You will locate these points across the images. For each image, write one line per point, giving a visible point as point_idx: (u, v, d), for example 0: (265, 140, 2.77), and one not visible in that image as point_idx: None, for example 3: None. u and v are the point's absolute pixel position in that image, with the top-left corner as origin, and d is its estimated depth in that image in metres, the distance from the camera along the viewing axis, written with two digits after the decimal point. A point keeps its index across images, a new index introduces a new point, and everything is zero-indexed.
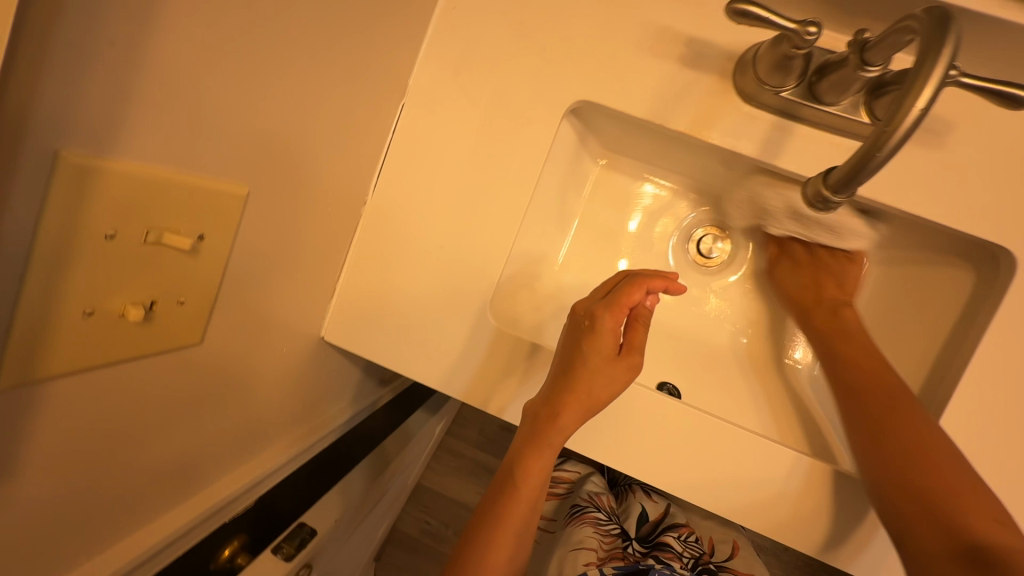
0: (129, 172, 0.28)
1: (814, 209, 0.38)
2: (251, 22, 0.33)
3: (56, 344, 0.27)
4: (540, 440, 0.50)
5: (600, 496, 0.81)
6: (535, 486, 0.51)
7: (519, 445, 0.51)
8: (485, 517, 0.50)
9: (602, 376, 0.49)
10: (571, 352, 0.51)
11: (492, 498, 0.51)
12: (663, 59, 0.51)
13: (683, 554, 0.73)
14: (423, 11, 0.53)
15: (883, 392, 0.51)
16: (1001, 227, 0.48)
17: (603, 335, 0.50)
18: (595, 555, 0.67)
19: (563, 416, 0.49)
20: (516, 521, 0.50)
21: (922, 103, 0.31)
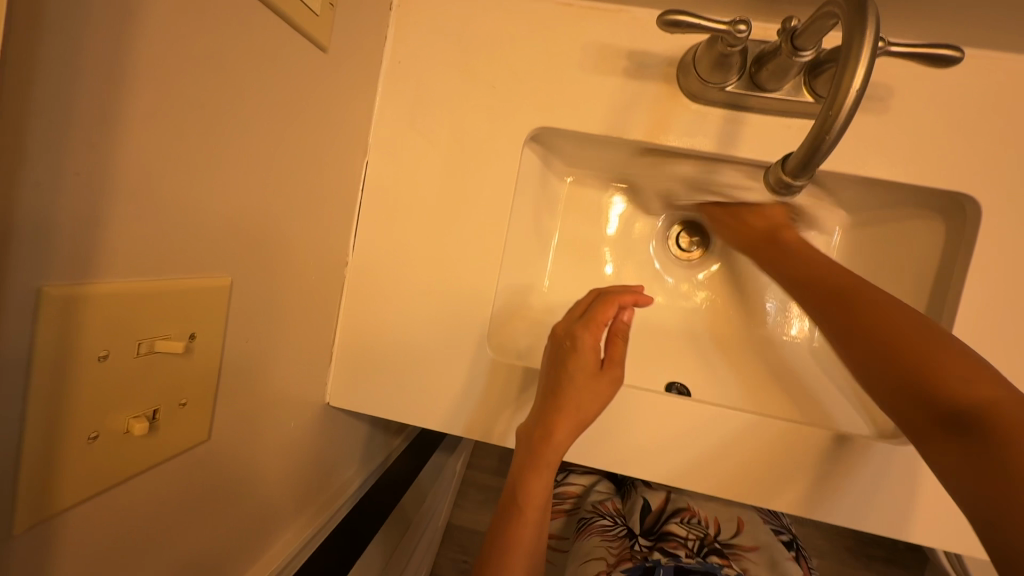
0: (111, 289, 0.28)
1: (778, 195, 0.39)
2: (209, 120, 0.33)
3: (65, 474, 0.27)
4: (537, 462, 0.50)
5: (604, 503, 0.83)
6: (538, 508, 0.51)
7: (518, 470, 0.52)
8: (495, 548, 0.50)
9: (588, 391, 0.50)
10: (555, 373, 0.52)
11: (498, 528, 0.52)
12: (610, 75, 0.52)
13: (688, 539, 0.75)
14: (371, 71, 0.54)
15: (908, 318, 0.45)
16: (959, 176, 0.49)
17: (585, 353, 0.51)
18: (606, 562, 0.70)
19: (557, 435, 0.50)
20: (524, 548, 0.50)
21: (858, 82, 0.32)
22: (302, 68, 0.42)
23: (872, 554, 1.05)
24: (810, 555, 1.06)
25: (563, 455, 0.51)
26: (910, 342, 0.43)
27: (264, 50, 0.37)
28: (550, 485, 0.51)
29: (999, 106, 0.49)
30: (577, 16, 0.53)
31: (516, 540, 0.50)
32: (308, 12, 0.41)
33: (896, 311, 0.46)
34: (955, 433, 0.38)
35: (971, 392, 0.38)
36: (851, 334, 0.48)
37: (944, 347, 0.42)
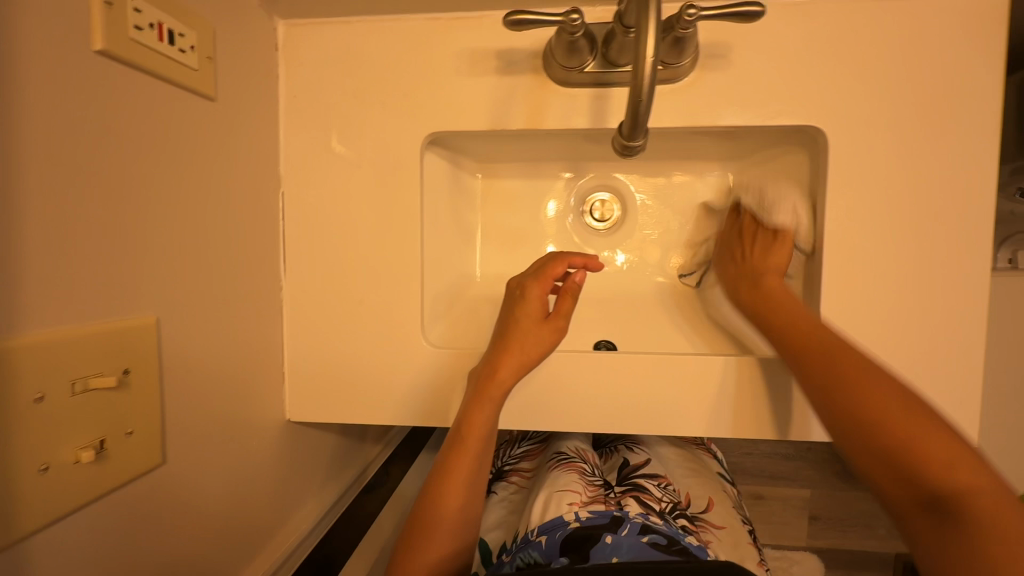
0: (37, 339, 0.32)
1: (626, 156, 0.46)
2: (107, 181, 0.38)
3: (24, 504, 0.31)
4: (480, 395, 0.57)
5: (586, 451, 0.81)
6: (480, 438, 0.58)
7: (465, 403, 0.58)
8: (443, 467, 0.58)
9: (533, 335, 0.59)
10: (509, 321, 0.61)
11: (447, 452, 0.59)
12: (485, 76, 0.57)
13: (662, 499, 0.72)
14: (268, 108, 0.59)
15: (848, 355, 0.52)
16: (804, 111, 0.55)
17: (532, 301, 0.60)
18: (579, 497, 0.64)
19: (501, 372, 0.57)
20: (465, 469, 0.57)
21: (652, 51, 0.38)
22: (194, 121, 0.47)
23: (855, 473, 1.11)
24: (800, 484, 1.13)
25: (504, 392, 0.57)
26: (920, 416, 0.48)
27: (148, 111, 0.42)
28: (491, 418, 0.58)
29: (828, 44, 0.55)
30: (445, 28, 0.58)
31: (458, 460, 0.58)
32: (188, 71, 0.45)
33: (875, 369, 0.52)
34: (926, 510, 0.46)
35: (894, 416, 0.49)
36: (792, 354, 0.55)
37: (915, 421, 0.48)
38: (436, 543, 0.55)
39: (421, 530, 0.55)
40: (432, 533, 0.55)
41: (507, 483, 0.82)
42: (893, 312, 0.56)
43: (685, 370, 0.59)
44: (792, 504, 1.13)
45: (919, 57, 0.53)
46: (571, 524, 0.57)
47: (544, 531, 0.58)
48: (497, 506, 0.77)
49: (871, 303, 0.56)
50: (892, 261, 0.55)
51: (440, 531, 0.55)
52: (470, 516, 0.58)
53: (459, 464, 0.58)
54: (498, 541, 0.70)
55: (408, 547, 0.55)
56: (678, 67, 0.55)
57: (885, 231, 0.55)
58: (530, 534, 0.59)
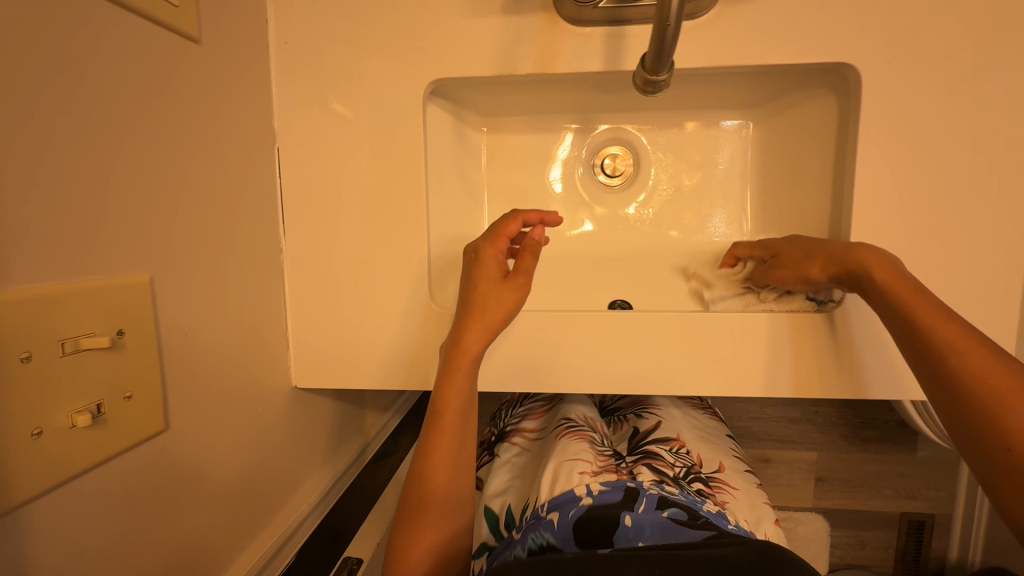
0: (22, 296, 0.30)
1: (647, 94, 0.43)
2: (85, 129, 0.35)
3: (17, 470, 0.29)
4: (451, 367, 0.55)
5: (594, 419, 0.79)
6: (456, 413, 0.56)
7: (439, 378, 0.56)
8: (422, 450, 0.56)
9: (494, 297, 0.55)
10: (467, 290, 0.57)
11: (425, 436, 0.57)
12: (490, 15, 0.53)
13: (674, 464, 0.71)
14: (258, 55, 0.55)
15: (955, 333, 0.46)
16: (835, 48, 0.52)
17: (486, 262, 0.56)
18: (592, 466, 0.62)
19: (467, 342, 0.54)
20: (445, 450, 0.55)
21: None
22: (179, 66, 0.43)
23: (864, 435, 1.10)
24: (807, 447, 1.12)
25: (475, 361, 0.55)
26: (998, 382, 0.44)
27: (124, 49, 0.38)
28: (466, 390, 0.56)
29: None
30: None
31: (438, 439, 0.56)
32: (166, 8, 0.41)
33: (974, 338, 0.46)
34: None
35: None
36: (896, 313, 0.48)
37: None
38: (427, 533, 0.53)
39: (409, 522, 0.54)
40: (421, 523, 0.53)
41: (510, 446, 0.80)
42: (924, 264, 0.53)
43: (703, 327, 0.57)
44: (799, 467, 1.13)
45: None
46: (583, 500, 0.55)
47: (555, 507, 0.56)
48: (499, 471, 0.75)
49: (901, 254, 0.53)
50: (925, 208, 0.52)
51: (428, 523, 0.53)
52: (461, 496, 0.56)
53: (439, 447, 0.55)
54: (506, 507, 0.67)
55: (398, 542, 0.54)
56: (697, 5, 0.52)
57: (919, 176, 0.52)
58: (540, 510, 0.57)
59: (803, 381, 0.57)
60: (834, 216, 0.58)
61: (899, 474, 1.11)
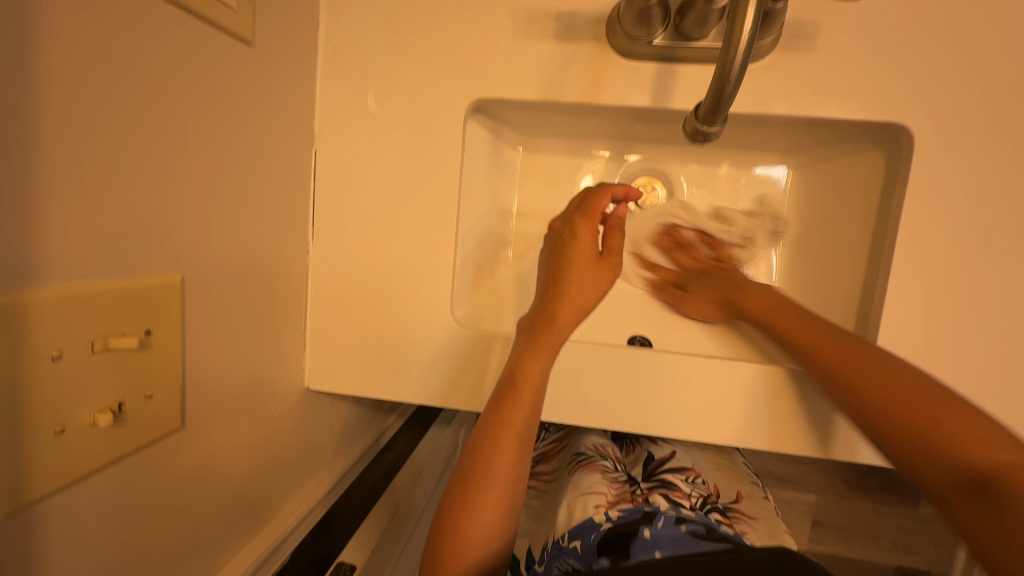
0: (56, 294, 0.30)
1: (697, 141, 0.43)
2: (133, 128, 0.35)
3: (36, 467, 0.29)
4: (537, 343, 0.52)
5: (605, 447, 0.81)
6: (535, 386, 0.52)
7: (517, 353, 0.53)
8: (488, 416, 0.52)
9: (593, 277, 0.54)
10: (558, 263, 0.55)
11: (490, 410, 0.52)
12: (542, 40, 0.53)
13: (691, 493, 0.71)
14: (307, 57, 0.55)
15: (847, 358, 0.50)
16: (888, 106, 0.51)
17: (584, 240, 0.55)
18: (605, 498, 0.65)
19: (560, 319, 0.53)
20: (516, 427, 0.51)
21: (749, 28, 0.34)
22: (226, 64, 0.43)
23: (867, 484, 1.08)
24: (807, 489, 1.10)
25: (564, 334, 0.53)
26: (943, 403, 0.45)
27: (179, 48, 0.38)
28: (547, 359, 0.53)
29: (925, 33, 0.49)
30: None
31: (509, 416, 0.51)
32: (224, 9, 0.42)
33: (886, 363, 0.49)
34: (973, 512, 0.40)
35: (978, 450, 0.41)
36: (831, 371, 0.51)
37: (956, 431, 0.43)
38: (487, 502, 0.48)
39: (467, 487, 0.49)
40: (484, 494, 0.48)
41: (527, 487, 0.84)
42: (960, 333, 0.52)
43: (721, 375, 0.57)
44: (797, 509, 1.11)
45: None
46: (603, 526, 0.59)
47: (577, 535, 0.59)
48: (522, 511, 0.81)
49: (935, 322, 0.52)
50: (967, 280, 0.51)
51: (490, 497, 0.48)
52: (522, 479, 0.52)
53: (511, 417, 0.51)
54: (527, 549, 0.75)
55: (451, 510, 0.49)
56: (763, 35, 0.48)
57: (963, 247, 0.51)
58: (563, 539, 0.61)
59: (816, 438, 0.56)
60: (869, 273, 0.57)
61: (900, 527, 1.08)
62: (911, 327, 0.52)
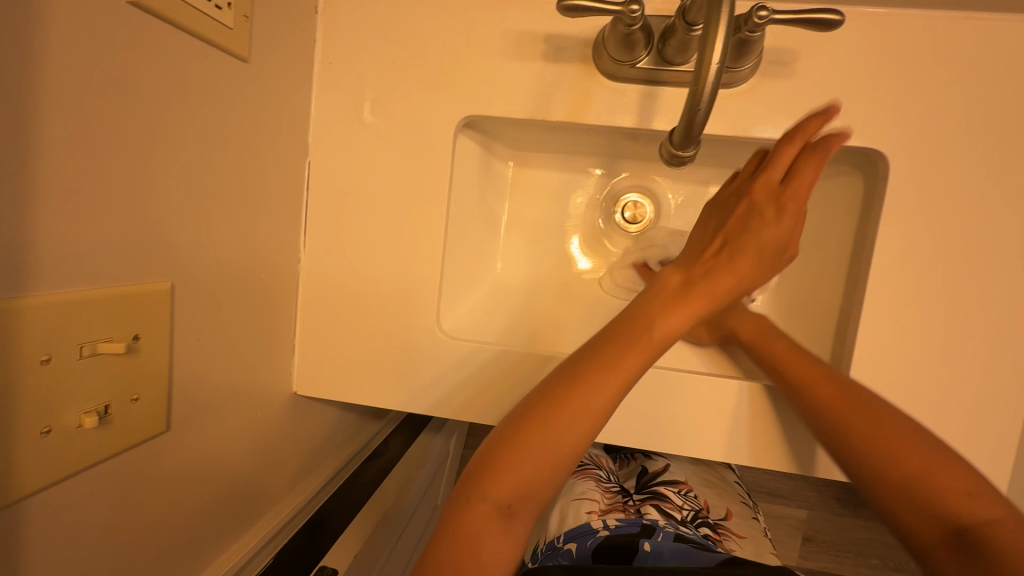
0: (49, 299, 0.31)
1: (672, 163, 0.45)
2: (130, 141, 0.37)
3: (22, 466, 0.31)
4: (677, 303, 0.50)
5: (600, 458, 0.87)
6: (647, 354, 0.47)
7: (656, 301, 0.50)
8: (582, 357, 0.48)
9: (750, 266, 0.52)
10: (740, 233, 0.52)
11: (595, 345, 0.49)
12: (530, 60, 0.55)
13: (682, 506, 0.74)
14: (302, 72, 0.57)
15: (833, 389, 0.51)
16: (864, 132, 0.52)
17: (783, 224, 0.51)
18: (598, 505, 0.70)
19: (700, 291, 0.50)
20: (622, 377, 0.46)
21: (718, 59, 0.36)
22: (223, 79, 0.45)
23: (857, 501, 1.08)
24: (798, 504, 1.10)
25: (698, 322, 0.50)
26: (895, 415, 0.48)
27: (177, 65, 0.40)
28: (667, 326, 0.48)
29: (899, 62, 0.51)
30: (494, 5, 0.55)
31: (619, 362, 0.47)
32: (223, 29, 0.43)
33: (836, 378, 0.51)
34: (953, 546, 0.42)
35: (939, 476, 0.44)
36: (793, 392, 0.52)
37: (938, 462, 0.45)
38: (541, 443, 0.45)
39: (531, 414, 0.46)
40: (562, 428, 0.45)
41: None
42: (933, 353, 0.53)
43: (699, 391, 0.58)
44: (788, 524, 1.11)
45: (996, 87, 0.50)
46: (599, 532, 0.61)
47: (572, 538, 0.62)
48: None
49: (909, 343, 0.53)
50: (939, 303, 0.52)
51: (566, 436, 0.45)
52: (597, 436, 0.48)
53: (615, 366, 0.46)
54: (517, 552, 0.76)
55: (507, 435, 0.46)
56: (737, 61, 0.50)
57: (936, 270, 0.52)
58: (557, 540, 0.63)
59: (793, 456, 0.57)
60: (847, 293, 0.58)
61: (891, 544, 1.08)
62: (884, 347, 0.53)
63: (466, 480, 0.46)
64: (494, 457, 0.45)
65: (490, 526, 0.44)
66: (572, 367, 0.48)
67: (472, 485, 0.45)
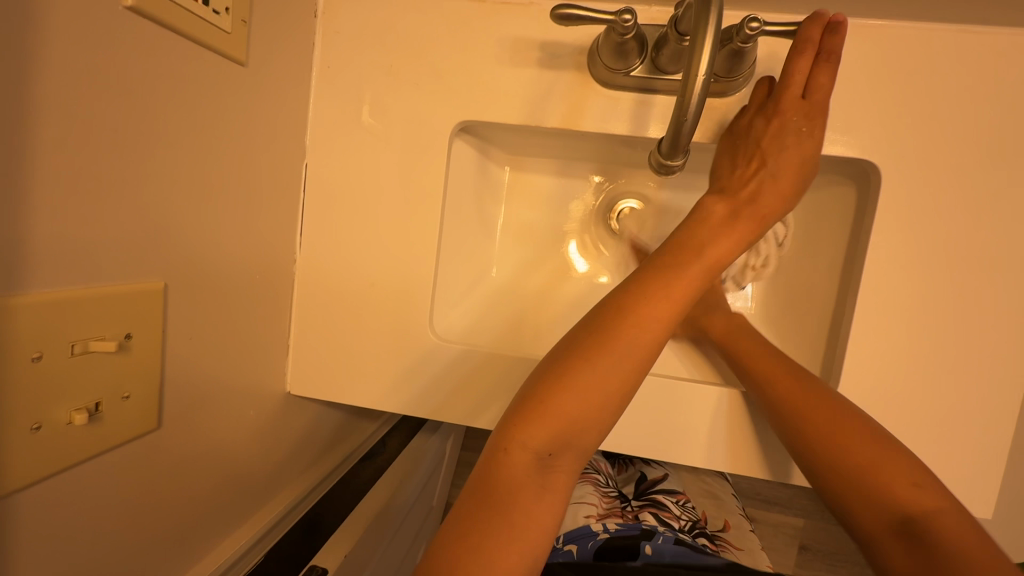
0: (41, 297, 0.32)
1: (660, 172, 0.45)
2: (125, 142, 0.37)
3: (12, 461, 0.31)
4: (722, 232, 0.48)
5: (599, 462, 0.86)
6: (696, 285, 0.46)
7: (703, 229, 0.48)
8: (628, 292, 0.46)
9: (781, 185, 0.50)
10: (772, 149, 0.50)
11: (638, 280, 0.46)
12: (526, 67, 0.55)
13: (680, 516, 0.74)
14: (301, 75, 0.57)
15: (825, 417, 0.50)
16: (856, 143, 0.52)
17: (813, 139, 0.50)
18: (596, 509, 0.70)
19: (741, 221, 0.49)
20: (664, 309, 0.45)
21: (705, 70, 0.37)
22: (220, 82, 0.46)
23: None
24: (795, 513, 1.10)
25: (748, 247, 0.49)
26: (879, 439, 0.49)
27: (175, 69, 0.41)
28: (716, 258, 0.47)
29: (892, 74, 0.51)
30: (490, 12, 0.55)
31: (664, 291, 0.45)
32: (220, 33, 0.44)
33: (838, 408, 0.51)
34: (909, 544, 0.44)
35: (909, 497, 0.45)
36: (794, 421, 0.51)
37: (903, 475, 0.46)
38: (587, 383, 0.43)
39: (578, 355, 0.44)
40: (603, 368, 0.43)
41: None
42: (922, 364, 0.53)
43: (691, 399, 0.58)
44: (784, 533, 1.10)
45: (988, 100, 0.50)
46: (600, 535, 0.62)
47: (573, 539, 0.63)
48: None
49: (898, 353, 0.53)
50: (930, 314, 0.52)
51: (606, 375, 0.43)
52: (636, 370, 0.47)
53: (657, 296, 0.45)
54: None
55: (551, 376, 0.44)
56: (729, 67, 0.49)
57: (927, 281, 0.52)
58: (558, 541, 0.65)
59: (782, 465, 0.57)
60: (839, 303, 0.58)
61: None
62: (874, 358, 0.53)
63: (505, 424, 0.44)
64: (536, 400, 0.43)
65: (528, 473, 0.42)
66: (615, 304, 0.45)
67: (512, 429, 0.43)
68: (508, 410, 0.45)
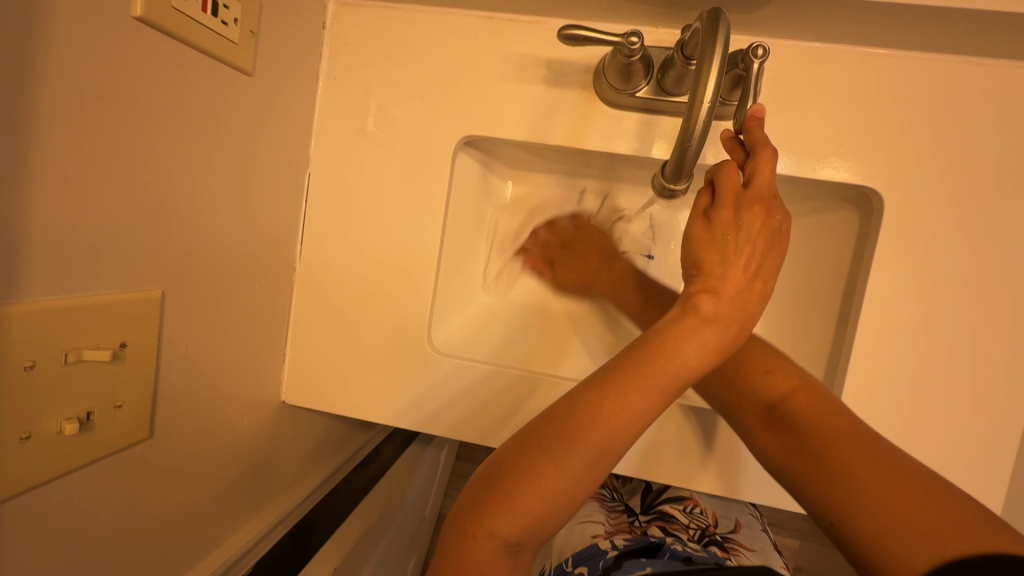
0: (36, 307, 0.32)
1: (663, 196, 0.45)
2: (125, 150, 0.37)
3: (1, 471, 0.31)
4: (696, 334, 0.41)
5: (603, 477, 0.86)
6: (668, 392, 0.40)
7: (679, 335, 0.41)
8: (604, 381, 0.40)
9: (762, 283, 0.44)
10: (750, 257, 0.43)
11: (612, 365, 0.41)
12: (532, 83, 0.55)
13: (689, 525, 0.74)
14: (307, 85, 0.57)
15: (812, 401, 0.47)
16: (859, 169, 0.52)
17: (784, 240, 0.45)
18: (602, 527, 0.70)
19: (721, 332, 0.41)
20: (642, 404, 0.39)
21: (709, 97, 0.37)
22: (225, 90, 0.46)
23: None
24: (790, 534, 1.09)
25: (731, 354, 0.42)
26: (841, 421, 0.45)
27: (179, 79, 0.41)
28: (696, 362, 0.41)
29: (894, 102, 0.52)
30: (497, 29, 0.56)
31: (640, 388, 0.39)
32: (226, 42, 0.44)
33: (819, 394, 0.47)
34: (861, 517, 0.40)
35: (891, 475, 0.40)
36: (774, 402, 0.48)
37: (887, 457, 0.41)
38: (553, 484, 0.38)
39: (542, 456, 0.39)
40: (579, 460, 0.39)
41: None
42: (921, 393, 0.53)
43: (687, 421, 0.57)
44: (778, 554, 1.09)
45: (991, 130, 0.50)
46: (608, 552, 0.61)
47: (581, 561, 0.60)
48: None
49: (896, 382, 0.53)
50: (928, 342, 0.52)
51: (580, 467, 0.39)
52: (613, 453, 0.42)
53: (636, 386, 0.39)
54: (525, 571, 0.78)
55: (515, 471, 0.39)
56: (740, 124, 0.45)
57: (927, 310, 0.52)
58: (567, 564, 0.62)
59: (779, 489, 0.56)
60: (838, 328, 0.58)
61: None
62: (873, 385, 0.53)
63: (473, 509, 0.39)
64: (498, 494, 0.39)
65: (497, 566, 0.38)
66: (587, 396, 0.40)
67: (479, 518, 0.39)
68: (473, 497, 0.40)
